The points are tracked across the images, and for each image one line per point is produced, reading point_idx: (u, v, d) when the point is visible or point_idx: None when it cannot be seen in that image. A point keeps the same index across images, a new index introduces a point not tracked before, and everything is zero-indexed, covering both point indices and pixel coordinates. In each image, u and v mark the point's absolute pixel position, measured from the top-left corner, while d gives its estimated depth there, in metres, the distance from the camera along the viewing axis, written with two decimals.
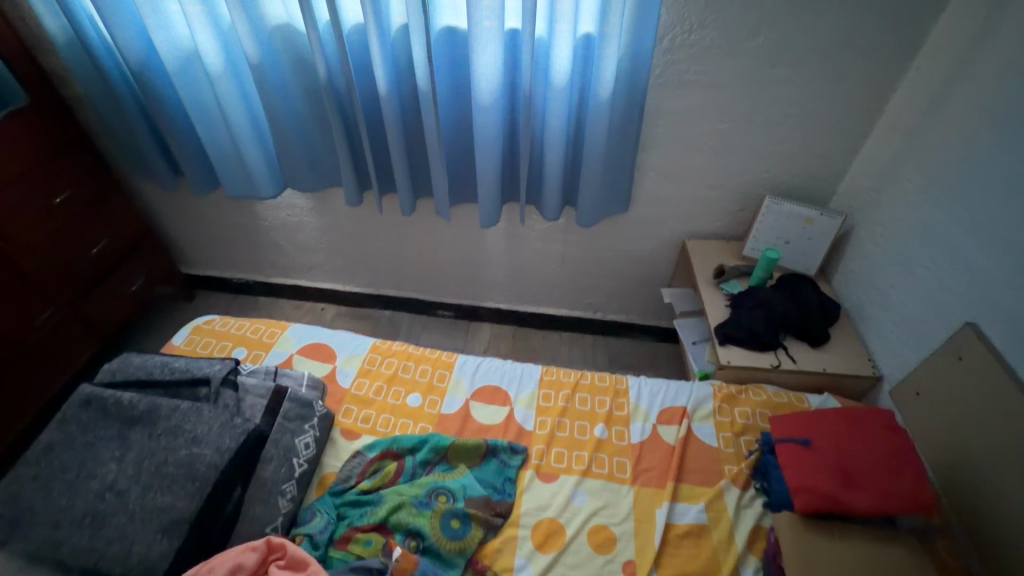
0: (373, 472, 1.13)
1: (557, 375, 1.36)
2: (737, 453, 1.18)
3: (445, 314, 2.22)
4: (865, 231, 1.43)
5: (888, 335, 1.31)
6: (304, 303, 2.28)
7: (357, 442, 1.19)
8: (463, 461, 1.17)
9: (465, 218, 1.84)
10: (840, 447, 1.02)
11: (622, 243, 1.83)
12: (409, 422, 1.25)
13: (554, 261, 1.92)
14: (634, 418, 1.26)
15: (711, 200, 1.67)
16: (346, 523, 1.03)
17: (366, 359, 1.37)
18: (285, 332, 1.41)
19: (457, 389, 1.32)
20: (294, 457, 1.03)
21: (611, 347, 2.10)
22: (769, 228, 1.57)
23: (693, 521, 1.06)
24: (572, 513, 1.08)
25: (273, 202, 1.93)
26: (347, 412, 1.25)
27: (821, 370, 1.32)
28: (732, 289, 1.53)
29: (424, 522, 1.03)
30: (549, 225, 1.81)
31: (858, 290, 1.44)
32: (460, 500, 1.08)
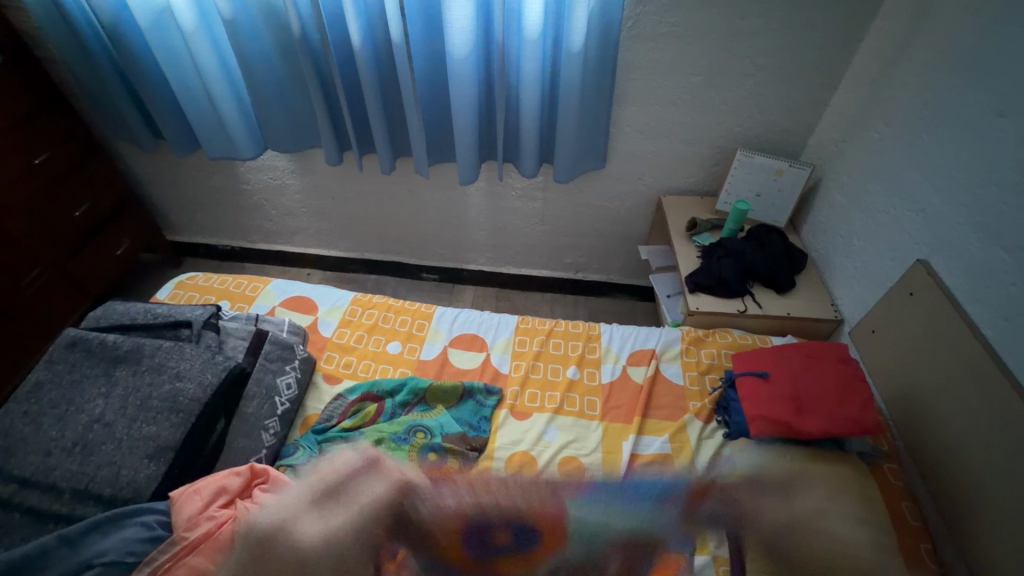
0: (354, 413, 1.18)
1: (532, 323, 1.41)
2: (701, 390, 1.24)
3: (429, 277, 2.25)
4: (832, 182, 1.47)
5: (849, 280, 1.36)
6: (290, 268, 2.31)
7: (339, 386, 1.24)
8: (440, 402, 1.22)
9: (445, 178, 1.87)
10: (793, 378, 1.08)
11: (600, 201, 1.86)
12: (389, 367, 1.30)
13: (534, 220, 1.95)
14: (606, 361, 1.31)
15: (686, 156, 1.69)
16: (327, 456, 1.09)
17: (347, 310, 1.41)
18: (268, 287, 1.44)
19: (435, 337, 1.37)
20: (276, 395, 1.08)
21: (592, 306, 2.15)
22: (741, 181, 1.60)
23: (658, 451, 1.13)
24: (542, 448, 1.14)
25: (254, 164, 1.94)
26: (328, 358, 1.30)
27: (785, 314, 1.38)
28: (704, 241, 1.58)
29: (401, 454, 1.08)
30: (528, 184, 1.83)
31: (824, 239, 1.49)
32: (437, 436, 1.14)
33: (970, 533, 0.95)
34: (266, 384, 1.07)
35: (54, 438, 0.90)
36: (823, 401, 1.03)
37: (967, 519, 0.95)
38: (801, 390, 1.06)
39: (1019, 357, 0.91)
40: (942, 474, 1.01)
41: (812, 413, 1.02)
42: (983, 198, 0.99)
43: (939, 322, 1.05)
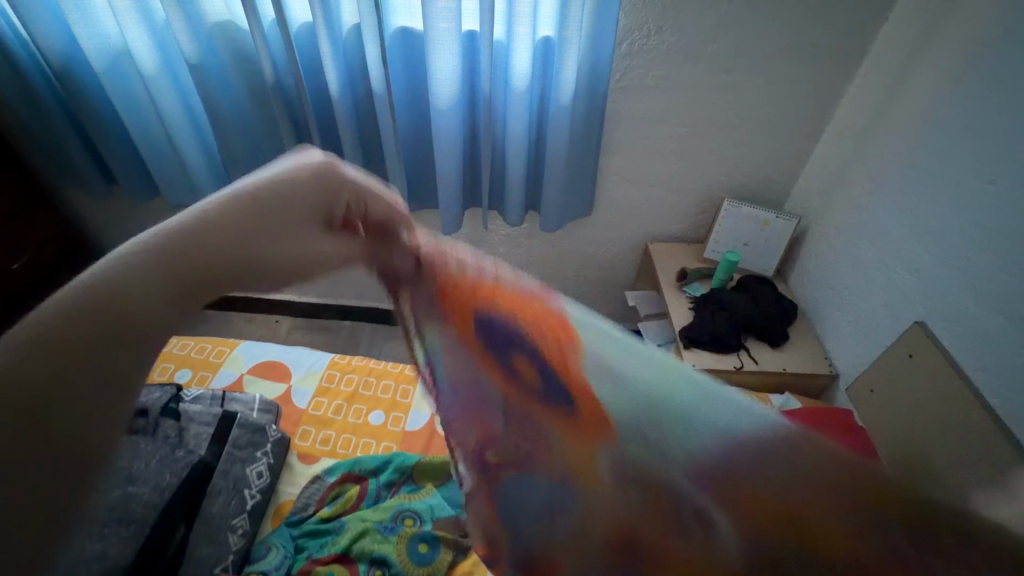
0: (334, 499, 1.08)
1: None
2: None
3: None
4: (819, 234, 1.48)
5: (842, 334, 1.35)
6: (258, 315, 2.17)
7: (316, 466, 1.13)
8: (430, 480, 1.12)
9: (427, 223, 1.79)
10: None
11: (586, 248, 1.82)
12: (371, 441, 1.19)
13: (518, 266, 1.90)
14: None
15: (673, 204, 1.68)
16: (305, 555, 0.97)
17: (325, 376, 1.30)
18: (235, 351, 1.32)
19: (422, 404, 1.27)
20: (246, 488, 0.96)
21: None
22: (729, 230, 1.59)
23: None
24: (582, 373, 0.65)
25: None
26: (303, 434, 1.18)
27: (782, 370, 1.36)
28: (695, 292, 1.55)
29: (389, 547, 0.98)
30: (513, 230, 1.78)
31: (814, 290, 1.48)
32: (428, 522, 1.04)
33: None
34: (234, 476, 0.96)
35: None
36: None
37: None
38: None
39: None
40: None
41: None
42: (979, 263, 0.99)
43: (945, 392, 1.02)
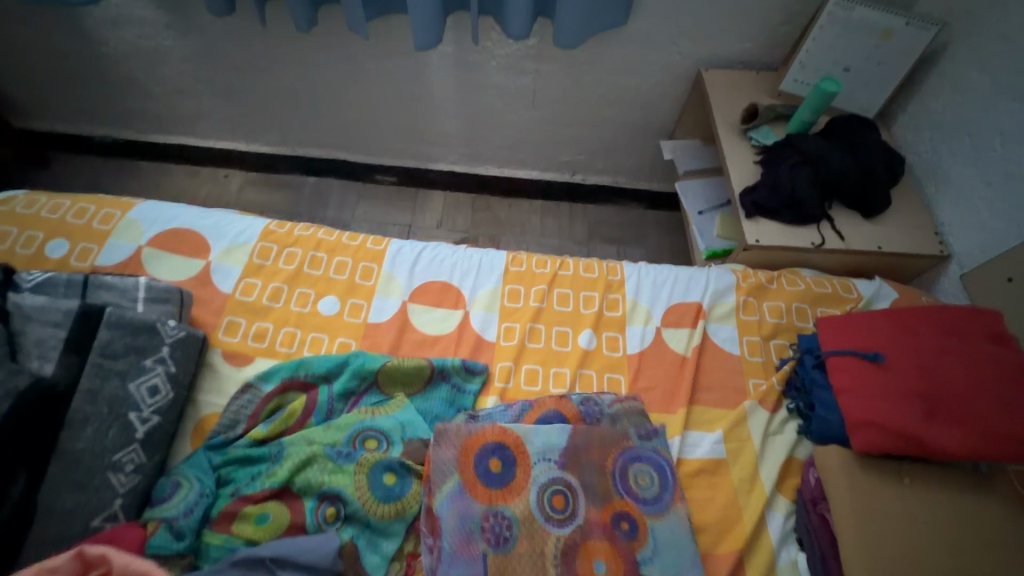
0: (272, 413, 0.81)
1: (528, 265, 0.99)
2: (765, 364, 0.89)
3: (385, 180, 1.72)
4: (965, 52, 1.01)
5: (970, 199, 0.99)
6: (199, 168, 1.72)
7: (249, 369, 0.85)
8: (401, 389, 0.85)
9: (396, 38, 1.29)
10: (922, 364, 0.74)
11: (615, 77, 1.34)
12: (323, 337, 0.89)
13: (523, 102, 1.43)
14: (632, 321, 0.93)
15: (749, 8, 1.17)
16: (231, 491, 0.73)
17: (257, 250, 0.95)
18: (129, 214, 0.96)
19: (389, 289, 0.95)
20: (132, 411, 0.68)
21: (592, 216, 1.70)
22: (827, 48, 1.10)
23: (709, 456, 0.81)
24: None
25: (108, 14, 1.31)
26: (229, 327, 0.88)
27: (875, 249, 1.01)
28: (765, 138, 1.14)
29: (344, 480, 0.74)
30: (515, 48, 1.29)
31: (934, 140, 1.07)
32: (397, 444, 0.79)
33: None
34: (109, 397, 0.67)
35: None
36: (978, 407, 0.70)
37: None
38: (940, 385, 0.72)
39: None
40: None
41: (952, 422, 0.70)
42: None
43: None
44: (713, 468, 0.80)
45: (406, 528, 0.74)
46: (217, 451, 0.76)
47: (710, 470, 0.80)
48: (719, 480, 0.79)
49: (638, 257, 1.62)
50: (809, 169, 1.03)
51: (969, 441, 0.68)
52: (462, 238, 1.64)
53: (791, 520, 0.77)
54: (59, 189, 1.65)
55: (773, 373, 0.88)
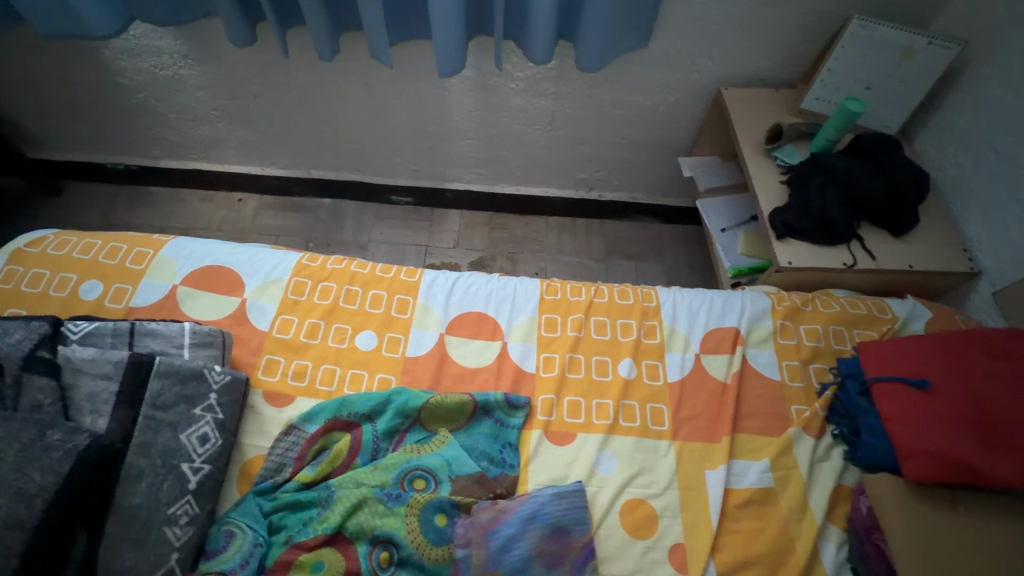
0: (317, 455, 0.80)
1: (562, 293, 0.98)
2: (806, 388, 0.89)
3: (400, 201, 1.72)
4: (988, 70, 1.02)
5: (999, 217, 0.99)
6: (213, 193, 1.71)
7: (290, 409, 0.84)
8: (446, 425, 0.85)
9: (417, 64, 1.29)
10: (972, 391, 0.74)
11: (634, 96, 1.34)
12: (362, 373, 0.89)
13: (541, 123, 1.43)
14: (670, 348, 0.93)
15: (768, 28, 1.18)
16: (283, 539, 0.72)
17: (291, 286, 0.95)
18: (161, 253, 0.95)
19: (426, 321, 0.94)
20: (185, 462, 0.67)
21: (608, 232, 1.70)
22: (847, 66, 1.11)
23: (756, 485, 0.81)
24: (598, 486, 0.81)
25: (125, 46, 1.31)
26: (269, 366, 0.87)
27: (906, 267, 1.01)
28: (789, 158, 1.14)
29: (396, 523, 0.73)
30: (535, 71, 1.29)
31: (960, 156, 1.07)
32: (445, 483, 0.79)
33: None
34: (161, 449, 0.67)
35: None
36: None
37: None
38: (991, 412, 0.72)
39: None
40: None
41: (1003, 449, 0.70)
42: None
43: None
44: (761, 500, 0.80)
45: None
46: (264, 497, 0.75)
47: (759, 501, 0.80)
48: (766, 511, 0.79)
49: (656, 273, 1.62)
50: (837, 189, 1.04)
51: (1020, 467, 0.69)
52: (480, 258, 1.64)
53: (843, 550, 0.77)
54: (73, 219, 1.64)
55: (815, 396, 0.88)
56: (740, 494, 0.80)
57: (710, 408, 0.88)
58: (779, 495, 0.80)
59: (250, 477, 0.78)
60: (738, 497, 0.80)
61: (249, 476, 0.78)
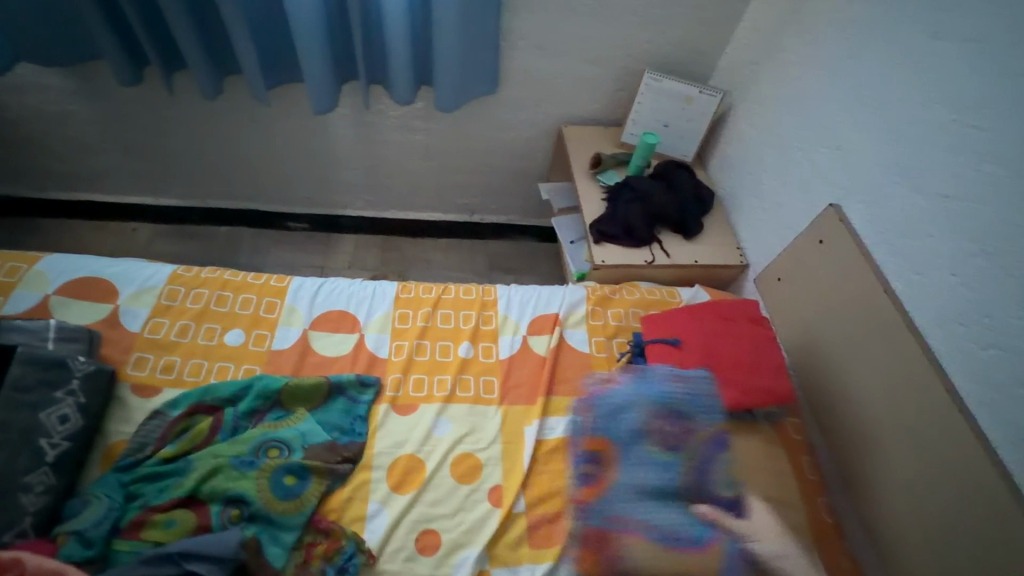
0: (179, 435, 0.90)
1: (415, 292, 1.16)
2: (609, 358, 1.11)
3: (297, 227, 1.85)
4: (743, 112, 1.34)
5: (755, 222, 1.28)
6: (107, 222, 1.77)
7: (156, 399, 0.94)
8: (303, 405, 0.98)
9: (299, 104, 1.46)
10: (709, 344, 0.99)
11: (494, 132, 1.59)
12: (228, 365, 1.00)
13: (418, 154, 1.63)
14: (503, 332, 1.12)
15: (591, 79, 1.46)
16: (138, 504, 0.81)
17: (164, 292, 1.06)
18: (36, 266, 1.03)
19: (292, 319, 1.08)
20: (43, 438, 0.77)
21: (490, 251, 1.91)
22: (649, 109, 1.41)
23: (563, 435, 1.00)
24: (434, 445, 0.97)
25: (11, 83, 1.39)
26: (138, 362, 0.97)
27: (693, 263, 1.28)
28: (610, 180, 1.41)
29: (247, 484, 0.85)
30: (406, 110, 1.50)
31: (733, 176, 1.37)
32: (297, 450, 0.92)
33: (858, 486, 0.94)
34: (21, 427, 0.76)
35: None
36: (743, 370, 0.96)
37: (861, 475, 0.93)
38: (720, 358, 0.97)
39: (932, 318, 0.83)
40: (842, 421, 0.98)
41: (726, 385, 0.95)
42: (904, 138, 0.89)
43: (852, 277, 0.96)
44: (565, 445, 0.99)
45: (304, 522, 0.85)
46: (121, 473, 0.84)
47: (563, 446, 0.99)
48: (567, 452, 0.98)
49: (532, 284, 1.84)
50: (640, 204, 1.30)
51: (734, 396, 0.93)
52: (372, 276, 1.79)
53: None
54: None
55: (615, 363, 1.10)
56: (549, 444, 0.99)
57: (529, 376, 1.07)
58: None
59: (109, 460, 0.86)
60: (547, 445, 0.99)
61: (109, 459, 0.86)
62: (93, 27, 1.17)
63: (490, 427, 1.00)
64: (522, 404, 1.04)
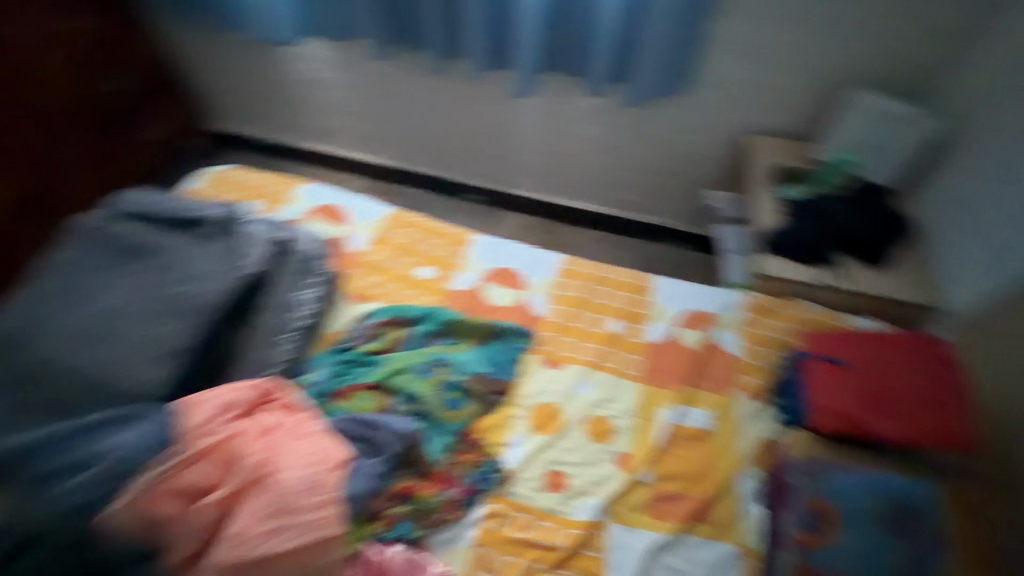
0: (376, 337, 1.12)
1: (578, 265, 1.26)
2: (759, 366, 1.09)
3: (472, 199, 2.07)
4: (971, 140, 1.20)
5: (962, 262, 1.15)
6: (331, 172, 2.17)
7: (364, 306, 1.17)
8: (469, 338, 1.14)
9: (503, 88, 1.66)
10: (877, 372, 0.98)
11: (673, 134, 1.62)
12: (417, 293, 1.21)
13: (595, 146, 1.74)
14: (654, 318, 1.17)
15: (790, 91, 1.42)
16: (344, 379, 1.03)
17: (381, 226, 1.30)
18: (299, 190, 1.34)
19: (471, 267, 1.25)
20: (295, 310, 1.02)
21: (642, 251, 1.94)
22: (851, 125, 1.32)
23: (699, 426, 1.02)
24: (573, 401, 1.06)
25: (297, 52, 1.79)
26: (355, 276, 1.22)
27: (874, 293, 1.18)
28: (791, 194, 1.36)
29: (421, 387, 1.02)
30: (594, 103, 1.61)
31: (942, 210, 1.24)
32: (459, 373, 1.06)
33: None
34: (286, 297, 1.01)
35: (75, 328, 0.92)
36: (911, 406, 0.94)
37: None
38: (887, 387, 0.96)
39: None
40: None
41: (889, 415, 0.93)
42: None
43: None
44: (697, 436, 1.01)
45: (457, 431, 1.00)
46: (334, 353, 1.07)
47: (695, 436, 1.01)
48: (699, 442, 1.00)
49: None
50: (823, 223, 1.25)
51: (896, 428, 0.92)
52: None
53: (758, 484, 0.96)
54: None
55: (765, 373, 1.08)
56: (682, 430, 1.02)
57: (671, 363, 1.11)
58: (713, 435, 1.01)
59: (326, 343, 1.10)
60: (680, 430, 1.02)
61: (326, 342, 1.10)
62: (367, 11, 1.47)
63: (627, 399, 1.06)
64: (661, 387, 1.08)
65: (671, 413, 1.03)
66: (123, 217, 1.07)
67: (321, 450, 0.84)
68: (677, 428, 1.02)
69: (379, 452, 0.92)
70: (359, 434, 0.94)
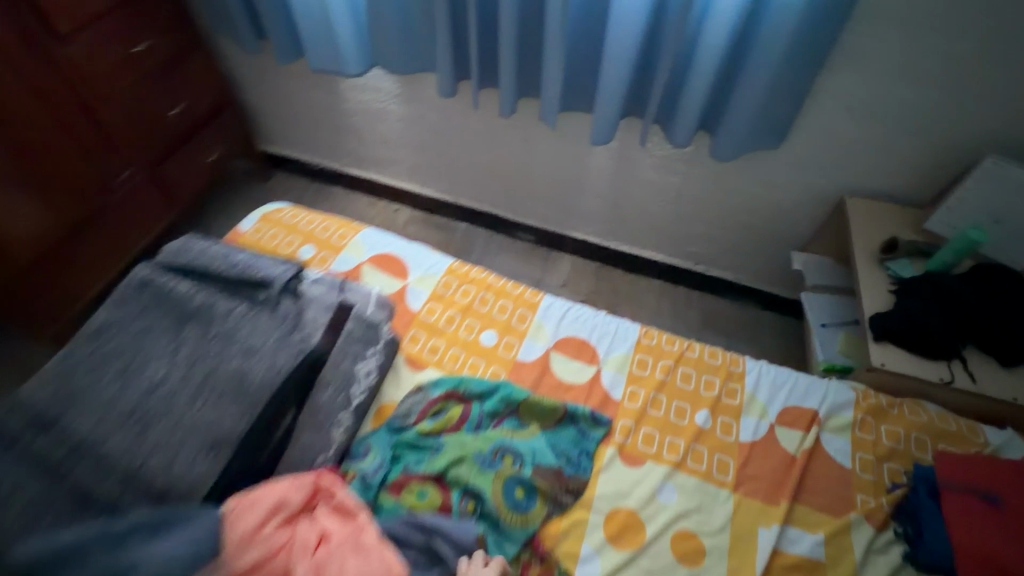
0: (435, 414, 1.01)
1: (658, 340, 1.13)
2: (876, 483, 0.94)
3: (525, 238, 1.97)
4: None
5: None
6: (380, 201, 2.10)
7: (422, 375, 1.06)
8: (536, 421, 1.01)
9: (572, 129, 1.55)
10: None
11: (757, 189, 1.48)
12: (480, 363, 1.09)
13: (666, 196, 1.61)
14: (747, 411, 1.03)
15: (901, 153, 1.27)
16: (400, 466, 0.92)
17: (442, 282, 1.20)
18: (356, 236, 1.25)
19: (538, 334, 1.14)
20: (354, 386, 0.91)
21: (706, 306, 1.80)
22: (978, 197, 1.16)
23: (807, 554, 0.87)
24: (657, 509, 0.92)
25: (358, 82, 1.73)
26: (413, 339, 1.11)
27: (1008, 399, 1.01)
28: (901, 270, 1.20)
29: (485, 483, 0.90)
30: (671, 152, 1.49)
31: None
32: (528, 465, 0.95)
33: None
34: (345, 372, 0.91)
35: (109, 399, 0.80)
36: None
37: None
38: None
39: None
40: None
41: None
42: None
43: None
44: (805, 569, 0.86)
45: (525, 539, 0.88)
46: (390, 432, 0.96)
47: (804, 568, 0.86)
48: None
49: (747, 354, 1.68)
50: (944, 308, 1.08)
51: None
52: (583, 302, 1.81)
53: None
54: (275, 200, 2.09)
55: (882, 492, 0.92)
56: (786, 560, 0.87)
57: (771, 470, 0.96)
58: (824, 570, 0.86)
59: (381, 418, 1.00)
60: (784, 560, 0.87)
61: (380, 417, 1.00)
62: (439, 47, 1.39)
63: (720, 514, 0.92)
64: (760, 501, 0.93)
65: (772, 537, 0.89)
66: (170, 267, 0.96)
67: (380, 570, 0.70)
68: (779, 556, 0.87)
69: (437, 564, 0.82)
70: (416, 540, 0.82)
